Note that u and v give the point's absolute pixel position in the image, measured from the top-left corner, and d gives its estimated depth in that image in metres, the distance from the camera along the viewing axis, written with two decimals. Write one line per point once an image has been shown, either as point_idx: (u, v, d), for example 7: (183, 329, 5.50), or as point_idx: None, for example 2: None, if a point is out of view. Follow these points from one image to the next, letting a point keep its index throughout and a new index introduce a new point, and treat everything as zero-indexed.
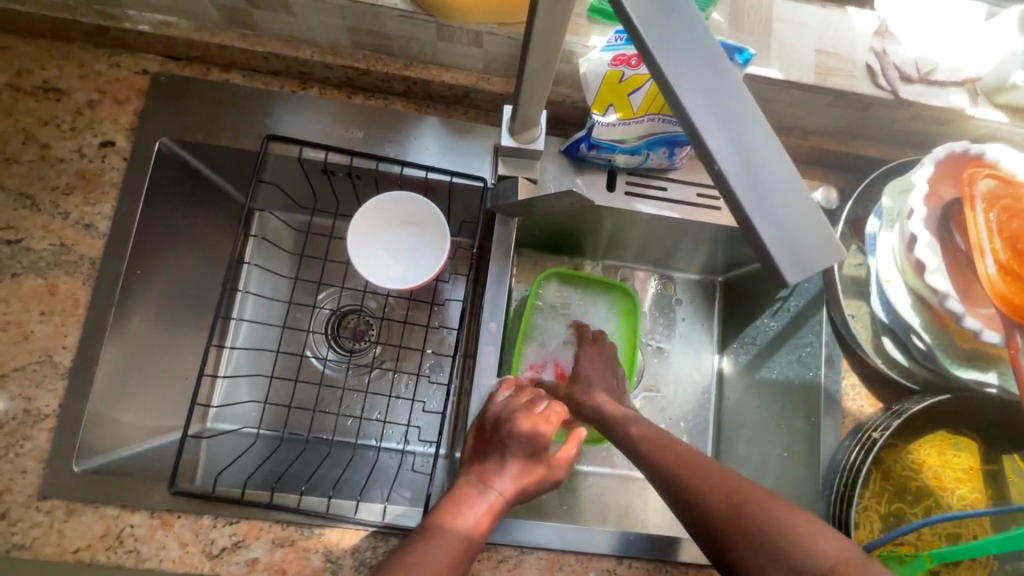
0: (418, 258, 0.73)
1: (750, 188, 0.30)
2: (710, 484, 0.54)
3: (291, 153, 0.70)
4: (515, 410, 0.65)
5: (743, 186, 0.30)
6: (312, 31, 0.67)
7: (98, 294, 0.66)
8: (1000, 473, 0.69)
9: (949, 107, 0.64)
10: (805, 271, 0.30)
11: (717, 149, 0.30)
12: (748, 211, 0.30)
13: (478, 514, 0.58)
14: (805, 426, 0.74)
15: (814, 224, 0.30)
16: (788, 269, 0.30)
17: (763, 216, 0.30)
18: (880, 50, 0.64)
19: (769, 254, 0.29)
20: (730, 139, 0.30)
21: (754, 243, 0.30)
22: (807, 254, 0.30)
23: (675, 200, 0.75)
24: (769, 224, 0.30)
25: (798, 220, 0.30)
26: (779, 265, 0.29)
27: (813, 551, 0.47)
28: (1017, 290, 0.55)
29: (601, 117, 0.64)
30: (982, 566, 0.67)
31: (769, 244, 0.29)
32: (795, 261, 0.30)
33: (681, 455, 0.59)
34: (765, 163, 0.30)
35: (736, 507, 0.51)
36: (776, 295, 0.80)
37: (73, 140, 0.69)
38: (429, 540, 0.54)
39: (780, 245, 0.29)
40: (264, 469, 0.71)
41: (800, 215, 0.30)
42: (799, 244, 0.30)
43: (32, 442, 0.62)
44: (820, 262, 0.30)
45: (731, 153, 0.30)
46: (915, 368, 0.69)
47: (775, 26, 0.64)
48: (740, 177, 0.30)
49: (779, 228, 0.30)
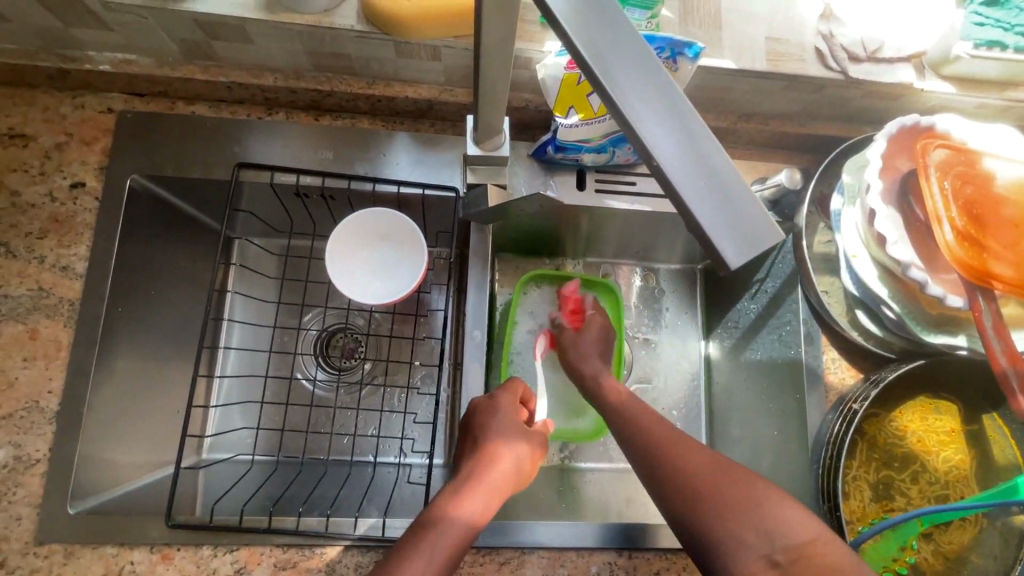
0: (397, 271, 0.74)
1: (689, 178, 0.31)
2: (742, 515, 0.50)
3: (263, 179, 0.71)
4: (497, 397, 0.66)
5: (682, 178, 0.31)
6: (272, 58, 0.68)
7: (80, 335, 0.66)
8: (982, 433, 0.71)
9: (897, 82, 0.66)
10: (748, 253, 0.31)
11: (654, 144, 0.31)
12: (687, 202, 0.31)
13: (487, 503, 0.55)
14: (791, 403, 0.76)
15: (754, 211, 0.31)
16: (731, 253, 0.31)
17: (703, 205, 0.31)
18: (827, 32, 0.66)
19: (710, 241, 0.31)
20: (665, 133, 0.31)
21: (697, 232, 0.31)
22: (747, 237, 0.31)
23: (645, 193, 0.76)
24: (709, 211, 0.31)
25: (734, 205, 0.31)
26: (726, 256, 0.31)
27: (792, 529, 0.49)
28: (975, 254, 0.57)
29: (563, 119, 0.65)
30: (972, 526, 0.69)
31: (714, 235, 0.31)
32: (735, 244, 0.31)
33: (710, 471, 0.55)
34: (701, 153, 0.31)
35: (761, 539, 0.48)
36: (754, 278, 0.82)
37: (43, 184, 0.69)
38: (426, 531, 0.51)
39: (718, 231, 0.31)
40: (261, 495, 0.71)
41: (735, 201, 0.31)
42: (738, 229, 0.31)
43: (25, 488, 0.62)
44: (759, 243, 0.31)
45: (668, 146, 0.31)
46: (890, 337, 0.71)
47: (724, 17, 0.66)
48: (681, 172, 0.30)
49: (717, 216, 0.31)
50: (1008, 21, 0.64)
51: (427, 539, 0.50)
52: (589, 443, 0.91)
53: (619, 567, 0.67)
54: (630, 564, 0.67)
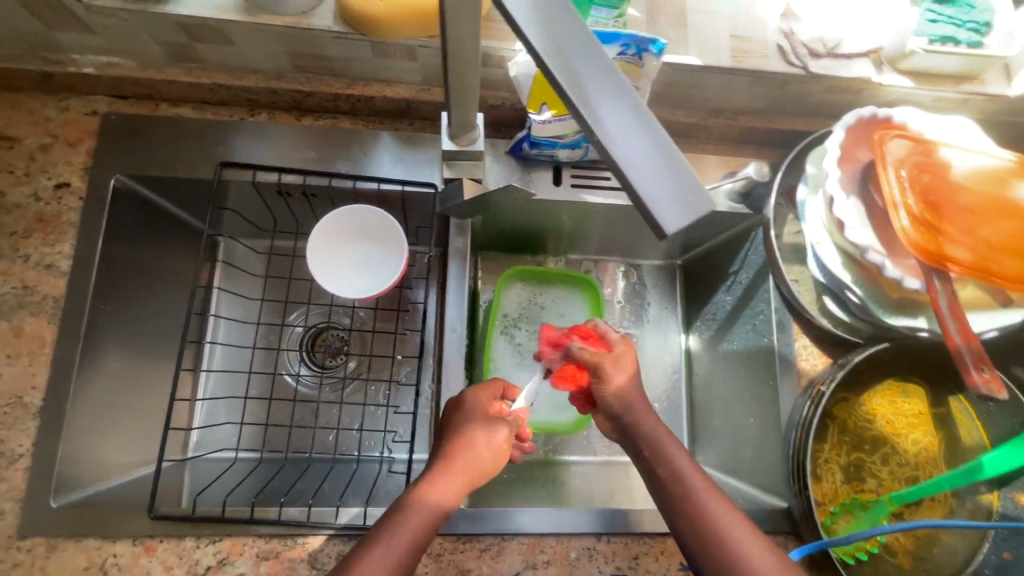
0: (374, 267, 0.75)
1: (626, 150, 0.31)
2: (701, 525, 0.53)
3: (245, 178, 0.72)
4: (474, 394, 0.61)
5: (619, 150, 0.31)
6: (254, 59, 0.70)
7: (64, 331, 0.67)
8: (949, 415, 0.73)
9: (855, 77, 0.69)
10: (685, 220, 0.31)
11: (594, 119, 0.32)
12: (625, 172, 0.31)
13: (456, 491, 0.54)
14: (766, 390, 0.78)
15: (692, 180, 0.31)
16: (668, 219, 0.31)
17: (641, 173, 0.31)
18: (788, 30, 0.68)
19: (647, 209, 0.31)
20: (604, 109, 0.32)
21: (637, 202, 0.31)
22: (686, 204, 0.31)
23: (620, 187, 0.78)
24: (646, 180, 0.31)
25: (673, 174, 0.31)
26: (662, 222, 0.30)
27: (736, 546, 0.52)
28: (931, 237, 0.59)
29: (537, 115, 0.67)
30: (942, 505, 0.71)
31: (651, 203, 0.31)
32: (672, 210, 0.31)
33: (686, 473, 0.57)
34: (639, 128, 0.32)
35: (709, 552, 0.52)
36: (729, 270, 0.86)
37: (27, 185, 0.70)
38: (397, 517, 0.51)
39: (656, 198, 0.31)
40: (244, 488, 0.72)
41: (674, 171, 0.31)
42: (675, 197, 0.31)
43: (9, 483, 0.63)
44: (696, 210, 0.31)
45: (607, 120, 0.32)
46: (856, 323, 0.73)
47: (689, 16, 0.69)
48: (621, 145, 0.31)
49: (655, 184, 0.31)
50: (959, 18, 0.66)
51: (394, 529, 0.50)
52: (573, 436, 0.92)
53: (598, 552, 0.68)
54: (609, 549, 0.69)
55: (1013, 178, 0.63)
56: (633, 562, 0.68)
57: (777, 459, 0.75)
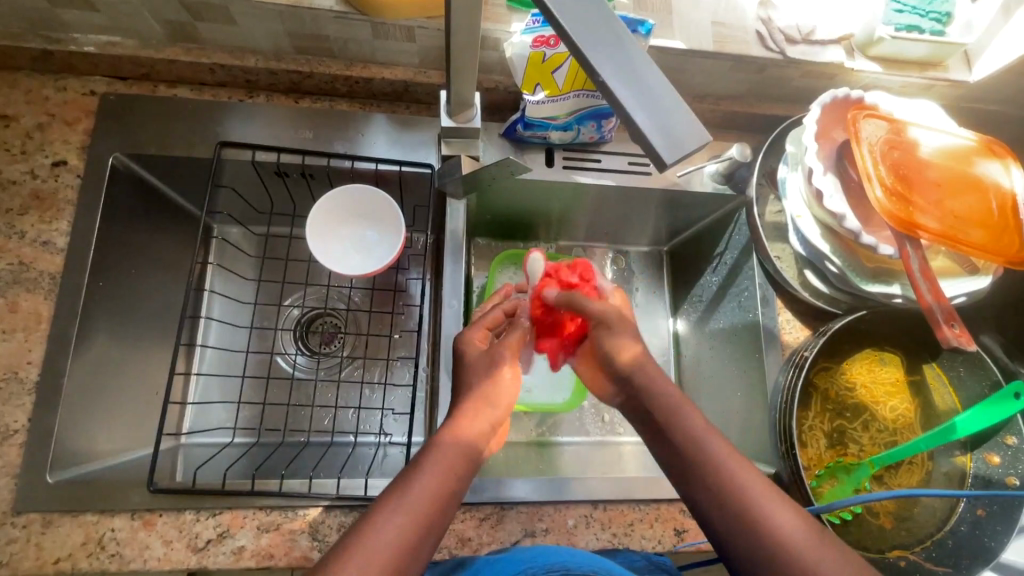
0: (372, 250, 0.77)
1: (627, 89, 0.36)
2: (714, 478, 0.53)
3: (243, 158, 0.73)
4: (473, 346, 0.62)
5: (621, 88, 0.36)
6: (255, 39, 0.72)
7: (61, 308, 0.67)
8: (924, 383, 0.77)
9: (831, 61, 0.73)
10: (681, 151, 0.36)
11: (598, 62, 0.36)
12: (628, 110, 0.36)
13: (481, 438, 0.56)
14: (752, 363, 0.80)
15: (682, 118, 0.37)
16: (665, 152, 0.36)
17: (640, 110, 0.36)
18: (766, 17, 0.73)
19: (649, 142, 0.36)
20: (605, 53, 0.37)
21: (638, 136, 0.37)
22: (679, 137, 0.36)
23: (610, 169, 0.81)
24: (647, 117, 0.36)
25: (668, 111, 0.37)
26: (660, 153, 0.36)
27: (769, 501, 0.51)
28: (903, 207, 0.62)
29: (530, 96, 0.70)
30: (920, 468, 0.74)
31: (650, 137, 0.36)
32: (668, 142, 0.36)
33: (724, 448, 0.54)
34: (637, 70, 0.37)
35: (731, 506, 0.51)
36: (715, 251, 0.90)
37: (24, 162, 0.70)
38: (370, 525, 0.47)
39: (654, 131, 0.36)
40: (240, 465, 0.73)
41: (668, 108, 0.37)
42: (671, 131, 0.36)
43: (3, 459, 0.62)
44: (688, 141, 0.37)
45: (609, 62, 0.36)
46: (836, 295, 0.76)
47: (673, 3, 0.73)
48: (620, 85, 0.36)
49: (654, 119, 0.36)
50: (923, 9, 0.70)
51: (369, 537, 0.46)
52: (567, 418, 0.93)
53: (594, 520, 0.70)
54: (604, 517, 0.70)
55: (976, 157, 0.67)
56: (629, 529, 0.70)
57: (763, 428, 0.77)
